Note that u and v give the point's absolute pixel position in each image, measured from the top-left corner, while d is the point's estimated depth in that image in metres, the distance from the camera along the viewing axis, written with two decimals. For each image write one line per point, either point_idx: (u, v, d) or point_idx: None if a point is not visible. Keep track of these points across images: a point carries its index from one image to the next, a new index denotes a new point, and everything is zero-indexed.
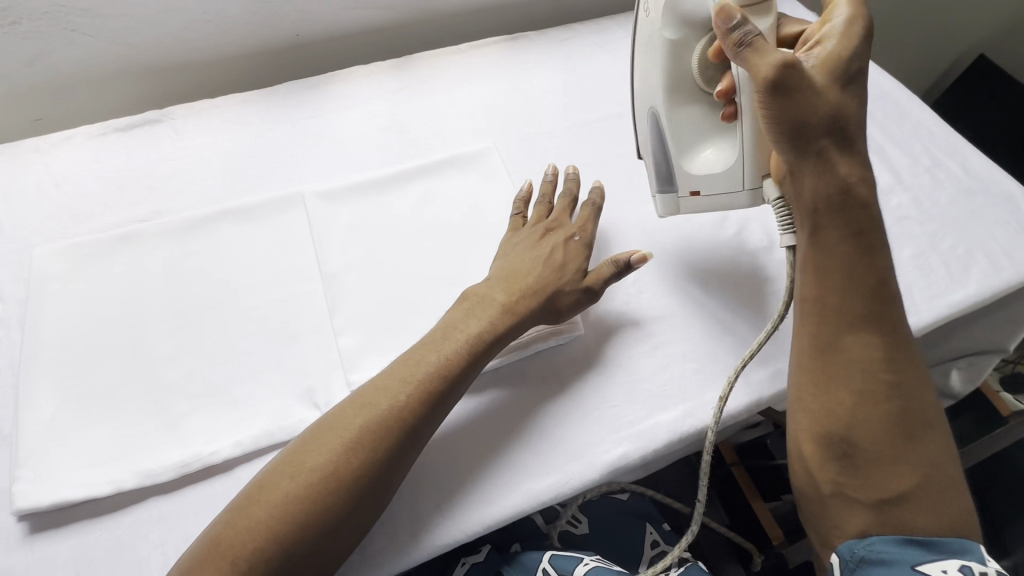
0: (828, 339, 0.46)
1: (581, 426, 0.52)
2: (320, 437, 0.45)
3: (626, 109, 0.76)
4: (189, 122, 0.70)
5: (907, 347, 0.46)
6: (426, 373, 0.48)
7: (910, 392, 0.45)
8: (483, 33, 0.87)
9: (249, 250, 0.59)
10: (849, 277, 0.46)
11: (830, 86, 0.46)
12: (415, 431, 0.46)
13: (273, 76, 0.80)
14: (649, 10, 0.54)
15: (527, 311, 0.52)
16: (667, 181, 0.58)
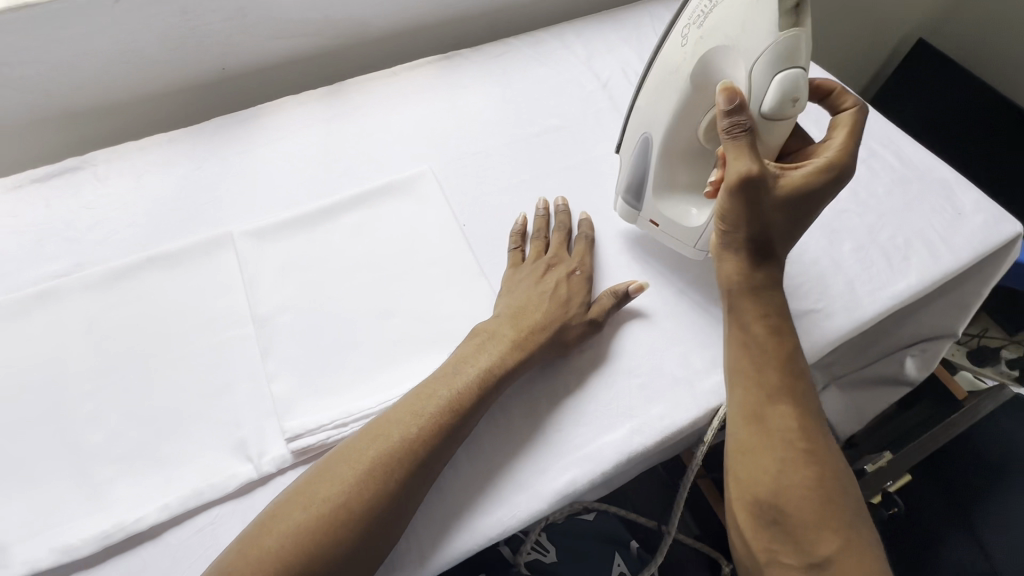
0: (750, 409, 0.46)
1: (586, 431, 0.51)
2: (332, 469, 0.44)
3: (564, 121, 0.75)
4: (111, 166, 0.67)
5: (820, 419, 0.47)
6: (436, 408, 0.47)
7: (827, 460, 0.45)
8: (417, 53, 0.86)
9: (176, 298, 0.57)
10: (762, 354, 0.47)
11: (780, 212, 0.48)
12: (426, 463, 0.45)
13: (202, 111, 0.78)
14: (687, 38, 0.50)
15: (536, 348, 0.51)
16: (636, 196, 0.59)
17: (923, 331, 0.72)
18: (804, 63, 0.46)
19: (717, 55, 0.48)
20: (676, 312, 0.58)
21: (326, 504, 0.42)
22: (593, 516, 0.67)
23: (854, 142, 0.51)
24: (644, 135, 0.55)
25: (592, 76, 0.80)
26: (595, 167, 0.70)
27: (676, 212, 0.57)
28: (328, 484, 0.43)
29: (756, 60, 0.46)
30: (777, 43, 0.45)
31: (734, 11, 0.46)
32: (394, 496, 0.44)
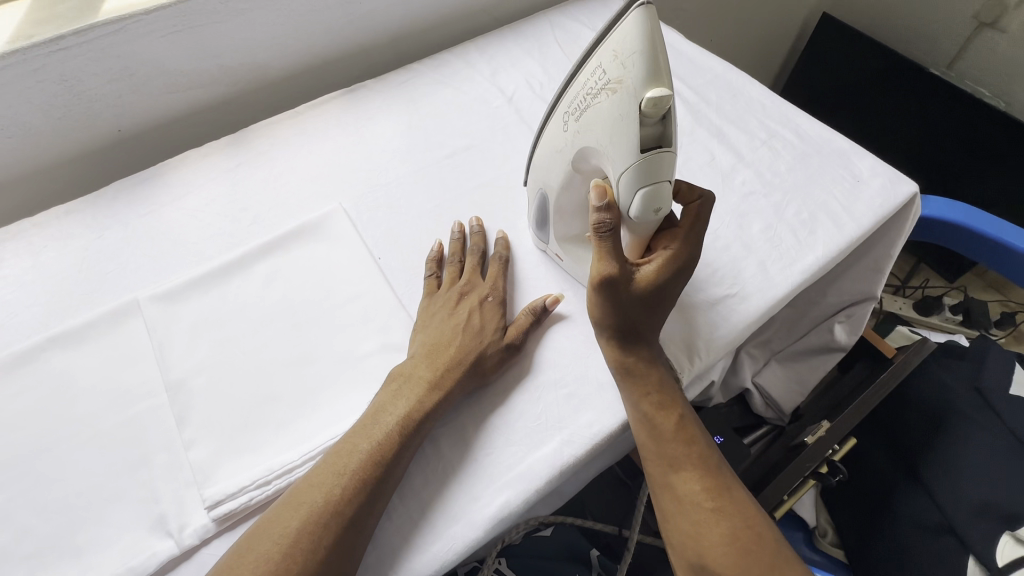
0: (660, 480, 0.51)
1: (515, 450, 0.51)
2: (255, 546, 0.43)
3: (473, 140, 0.75)
4: (5, 246, 0.64)
5: (723, 473, 0.52)
6: (358, 462, 0.47)
7: (737, 513, 0.50)
8: (323, 89, 0.86)
9: (83, 376, 0.55)
10: (657, 430, 0.51)
11: (638, 302, 0.50)
12: (358, 523, 0.45)
13: (104, 174, 0.76)
14: (569, 123, 0.47)
15: (455, 382, 0.51)
16: (542, 229, 0.59)
17: (844, 296, 0.74)
18: (670, 175, 0.43)
19: (591, 150, 0.45)
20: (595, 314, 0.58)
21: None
22: (551, 530, 0.66)
23: (700, 232, 0.52)
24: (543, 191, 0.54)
25: (497, 92, 0.81)
26: (507, 182, 0.70)
27: (581, 254, 0.57)
28: (251, 565, 0.42)
29: (619, 175, 0.43)
30: (637, 166, 0.42)
31: (602, 118, 0.42)
32: (323, 561, 0.43)
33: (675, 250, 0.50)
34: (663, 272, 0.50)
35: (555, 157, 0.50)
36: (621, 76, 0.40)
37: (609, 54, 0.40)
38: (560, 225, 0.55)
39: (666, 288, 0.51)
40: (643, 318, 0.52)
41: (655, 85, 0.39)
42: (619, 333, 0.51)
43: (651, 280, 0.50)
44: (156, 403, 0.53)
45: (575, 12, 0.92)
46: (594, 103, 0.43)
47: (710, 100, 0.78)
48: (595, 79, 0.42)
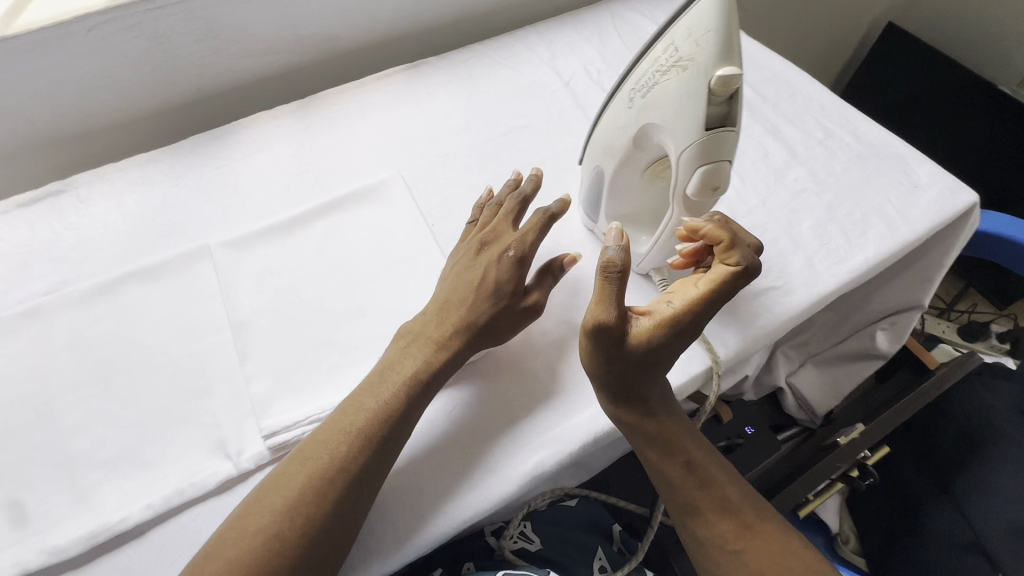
0: (681, 522, 0.53)
1: (529, 424, 0.53)
2: (265, 497, 0.45)
3: (527, 121, 0.77)
4: (93, 187, 0.69)
5: (745, 509, 0.53)
6: (363, 420, 0.48)
7: (761, 550, 0.51)
8: (387, 63, 0.89)
9: (156, 309, 0.59)
10: (665, 476, 0.53)
11: (630, 360, 0.47)
12: (361, 479, 0.46)
13: (179, 130, 0.81)
14: (631, 101, 0.48)
15: (460, 345, 0.52)
16: (592, 210, 0.61)
17: (888, 303, 0.73)
18: (730, 155, 0.44)
19: (654, 127, 0.46)
20: (641, 291, 0.59)
21: (259, 534, 0.43)
22: (576, 502, 0.68)
23: (716, 304, 0.47)
24: (598, 169, 0.55)
25: (555, 76, 0.82)
26: (559, 163, 0.72)
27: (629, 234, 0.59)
28: (257, 515, 0.44)
29: (682, 151, 0.44)
30: (701, 141, 0.43)
31: (670, 95, 0.44)
32: (326, 518, 0.44)
33: (679, 311, 0.47)
34: (662, 333, 0.47)
35: (614, 135, 0.51)
36: (694, 54, 0.41)
37: (681, 33, 0.42)
38: (611, 204, 0.57)
39: (663, 350, 0.47)
40: (643, 374, 0.49)
41: (725, 65, 0.40)
42: (614, 390, 0.49)
43: (647, 340, 0.47)
44: (219, 340, 0.57)
45: (636, 3, 0.93)
46: (662, 80, 0.44)
47: (767, 97, 0.78)
48: (665, 57, 0.44)
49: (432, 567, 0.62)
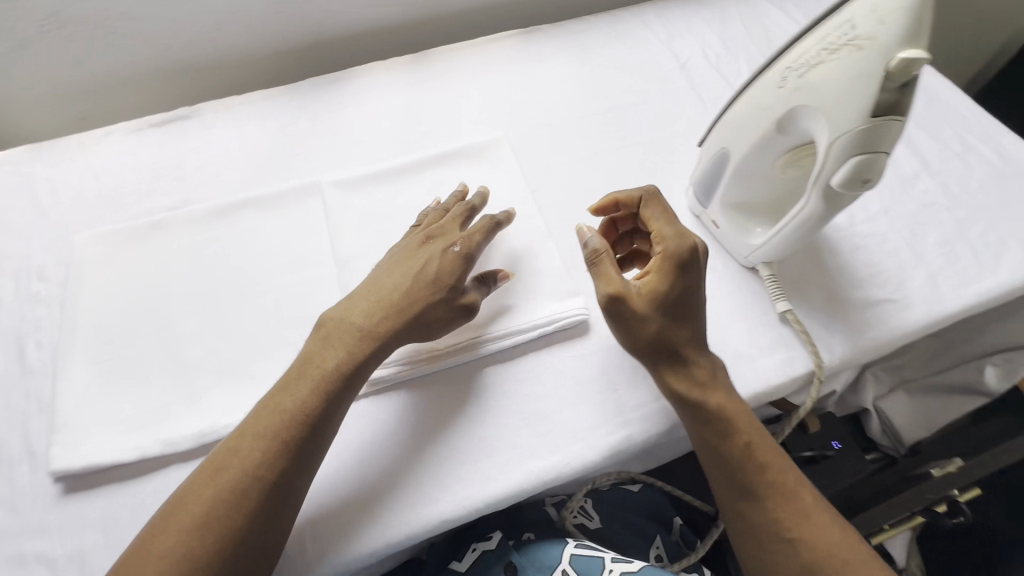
0: (730, 512, 0.48)
1: (558, 417, 0.51)
2: (175, 513, 0.41)
3: (639, 99, 0.75)
4: (218, 116, 0.73)
5: (806, 499, 0.47)
6: (282, 420, 0.44)
7: (823, 546, 0.45)
8: (498, 26, 0.88)
9: (268, 237, 0.62)
10: (719, 456, 0.48)
11: (656, 314, 0.48)
12: (283, 485, 0.43)
13: (292, 73, 0.82)
14: (784, 82, 0.46)
15: (391, 333, 0.49)
16: (707, 195, 0.60)
17: (1004, 338, 0.69)
18: (888, 147, 0.42)
19: (806, 111, 0.44)
20: (746, 284, 0.58)
21: (171, 552, 0.40)
22: (639, 488, 0.68)
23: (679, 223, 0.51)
24: (724, 151, 0.54)
25: (671, 56, 0.79)
26: (668, 145, 0.70)
27: (743, 224, 0.57)
28: (165, 536, 0.40)
29: (837, 136, 0.42)
30: (865, 126, 0.40)
31: (836, 75, 0.42)
32: (248, 531, 0.41)
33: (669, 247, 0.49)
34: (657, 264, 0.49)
35: (755, 116, 0.49)
36: (875, 33, 0.39)
37: (863, 11, 0.40)
38: (730, 186, 0.56)
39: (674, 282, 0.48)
40: (668, 334, 0.48)
41: (909, 48, 0.38)
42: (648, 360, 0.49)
43: (648, 284, 0.49)
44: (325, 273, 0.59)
45: None
46: (828, 60, 0.42)
47: None
48: (836, 34, 0.42)
49: (491, 529, 0.61)
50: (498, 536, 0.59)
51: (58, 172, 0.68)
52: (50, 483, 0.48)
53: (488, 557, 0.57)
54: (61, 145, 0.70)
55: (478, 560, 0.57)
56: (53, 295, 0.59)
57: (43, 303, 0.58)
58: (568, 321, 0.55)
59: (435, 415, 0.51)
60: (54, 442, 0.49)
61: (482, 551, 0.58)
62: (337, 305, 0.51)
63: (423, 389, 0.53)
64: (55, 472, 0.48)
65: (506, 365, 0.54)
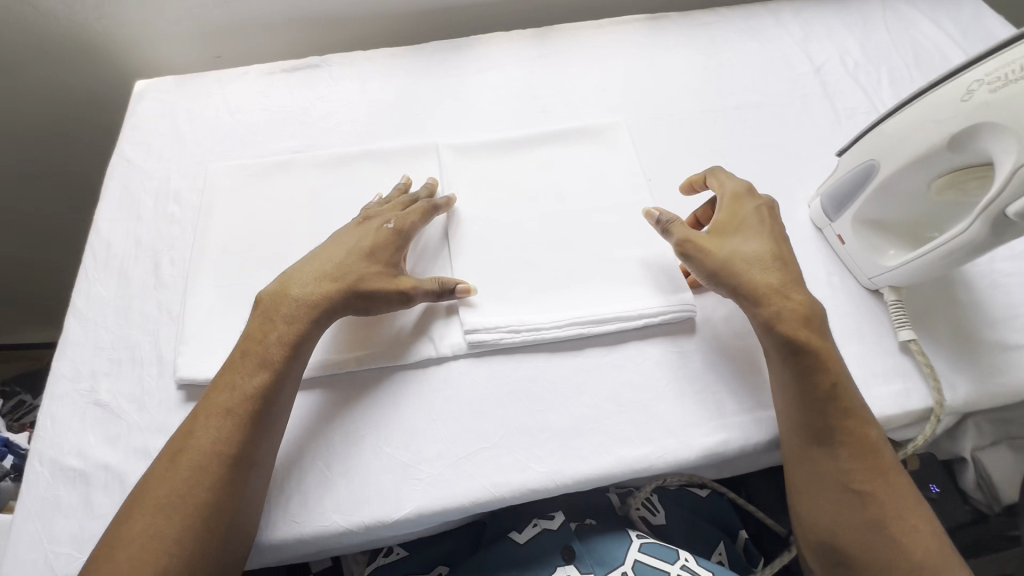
0: (797, 452, 0.48)
1: (656, 409, 0.51)
2: (140, 500, 0.42)
3: (766, 100, 0.71)
4: (345, 69, 0.75)
5: (881, 455, 0.46)
6: (235, 399, 0.45)
7: (889, 500, 0.45)
8: (623, 10, 0.87)
9: (382, 192, 0.64)
10: (805, 393, 0.47)
11: (722, 244, 0.52)
12: (243, 456, 0.44)
13: (415, 35, 0.83)
14: (968, 96, 0.44)
15: (328, 300, 0.50)
16: (835, 209, 0.57)
17: None
18: None
19: (993, 128, 0.43)
20: (868, 307, 0.55)
21: (143, 530, 0.40)
22: (707, 493, 0.64)
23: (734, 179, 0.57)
24: (869, 163, 0.52)
25: (805, 59, 0.75)
26: (794, 151, 0.67)
27: (874, 243, 0.54)
28: (134, 525, 0.41)
29: None
30: None
31: None
32: (219, 504, 0.42)
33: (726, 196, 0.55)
34: (723, 207, 0.55)
35: (925, 128, 0.47)
36: None
37: None
38: (866, 203, 0.53)
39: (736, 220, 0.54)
40: (744, 267, 0.51)
41: None
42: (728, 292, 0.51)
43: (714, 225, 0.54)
44: (433, 230, 0.60)
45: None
46: None
47: None
48: None
49: (552, 508, 0.59)
50: (561, 518, 0.56)
51: (197, 105, 0.72)
52: (175, 389, 0.52)
53: (548, 536, 0.55)
54: (202, 80, 0.74)
55: (538, 537, 0.55)
56: (185, 219, 0.63)
57: (177, 225, 0.63)
58: (670, 315, 0.54)
59: (532, 387, 0.52)
60: (182, 352, 0.53)
61: (542, 528, 0.56)
62: (275, 282, 0.51)
63: (522, 360, 0.53)
64: (182, 380, 0.52)
65: (605, 350, 0.54)
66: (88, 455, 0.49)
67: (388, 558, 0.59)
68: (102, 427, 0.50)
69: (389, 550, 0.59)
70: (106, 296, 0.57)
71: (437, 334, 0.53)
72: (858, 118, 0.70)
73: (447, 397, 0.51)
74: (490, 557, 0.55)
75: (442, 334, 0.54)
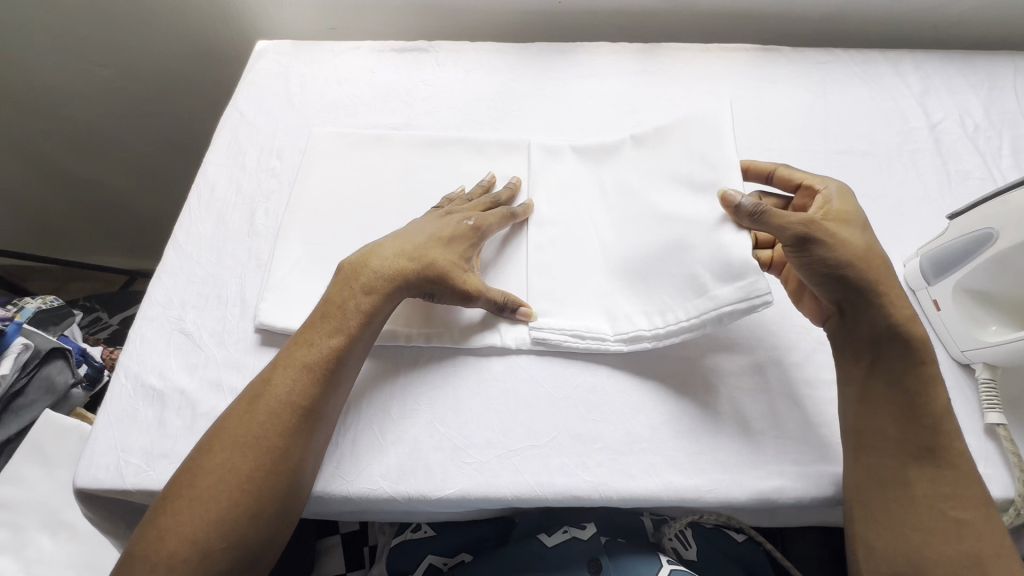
0: (888, 472, 0.45)
1: (714, 443, 0.50)
2: (220, 435, 0.44)
3: (872, 149, 0.69)
4: (452, 56, 0.77)
5: (979, 485, 0.44)
6: (312, 357, 0.47)
7: (986, 534, 0.43)
8: (730, 38, 0.85)
9: (471, 179, 0.65)
10: (914, 410, 0.45)
11: (851, 233, 0.47)
12: (314, 411, 0.46)
13: (522, 33, 0.85)
14: None
15: (404, 280, 0.50)
16: (934, 272, 0.55)
17: None
18: None
19: None
20: (955, 380, 0.52)
21: (221, 466, 0.43)
22: (743, 538, 0.61)
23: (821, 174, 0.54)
24: (986, 230, 0.49)
25: (921, 114, 0.72)
26: (895, 206, 0.64)
27: (975, 313, 0.51)
28: (214, 457, 0.43)
29: None
30: None
31: None
32: (286, 450, 0.44)
33: (833, 188, 0.51)
34: (833, 197, 0.50)
35: None
36: None
37: None
38: (974, 271, 0.51)
39: (853, 213, 0.49)
40: (876, 261, 0.47)
41: None
42: (850, 286, 0.46)
43: (826, 216, 0.49)
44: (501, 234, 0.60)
45: None
46: None
47: None
48: None
49: (584, 518, 0.58)
50: (593, 529, 0.56)
51: (310, 71, 0.76)
52: (253, 331, 0.55)
53: (577, 544, 0.55)
54: (317, 48, 0.78)
55: (567, 543, 0.55)
56: (285, 175, 0.66)
57: (277, 179, 0.66)
58: (727, 310, 0.49)
59: (590, 395, 0.52)
60: (265, 298, 0.56)
61: (573, 536, 0.56)
62: (356, 252, 0.52)
63: (584, 366, 0.53)
64: (261, 324, 0.54)
65: (669, 372, 0.53)
66: (168, 377, 0.52)
67: (416, 534, 0.60)
68: (183, 354, 0.54)
69: (417, 527, 0.60)
70: (204, 234, 0.61)
71: (501, 326, 0.54)
72: (971, 184, 0.66)
73: (505, 388, 0.52)
74: (518, 552, 0.55)
75: (507, 326, 0.54)
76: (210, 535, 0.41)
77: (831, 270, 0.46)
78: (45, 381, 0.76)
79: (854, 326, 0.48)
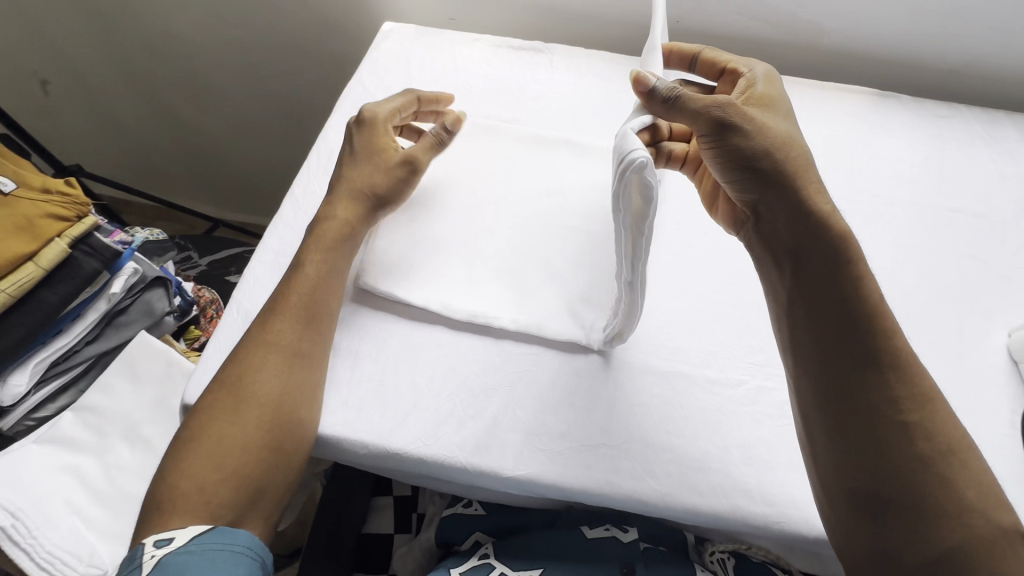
0: (840, 383, 0.44)
1: (788, 477, 0.50)
2: (217, 385, 0.49)
3: (986, 211, 0.67)
4: (565, 60, 0.80)
5: (920, 376, 0.44)
6: (295, 300, 0.53)
7: (937, 431, 0.42)
8: (845, 79, 0.84)
9: (570, 179, 0.67)
10: (852, 315, 0.45)
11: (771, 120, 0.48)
12: (299, 350, 0.51)
13: (634, 46, 0.86)
14: None
15: (357, 208, 0.58)
16: None
17: None
18: None
19: None
20: None
21: (217, 415, 0.48)
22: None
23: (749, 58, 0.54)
24: None
25: None
26: (1005, 272, 0.62)
27: None
28: (213, 410, 0.48)
29: None
30: None
31: None
32: (274, 390, 0.49)
33: (762, 72, 0.52)
34: (757, 82, 0.51)
35: None
36: None
37: None
38: None
39: (775, 99, 0.50)
40: (794, 152, 0.47)
41: None
42: (765, 180, 0.46)
43: (749, 100, 0.49)
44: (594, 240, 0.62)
45: None
46: None
47: None
48: None
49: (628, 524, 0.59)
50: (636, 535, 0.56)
51: (430, 56, 0.80)
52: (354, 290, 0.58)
53: (616, 545, 0.55)
54: (439, 36, 0.82)
55: (608, 541, 0.56)
56: None
57: None
58: (616, 193, 0.44)
59: (667, 408, 0.52)
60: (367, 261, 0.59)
61: (614, 535, 0.56)
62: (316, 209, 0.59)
63: (664, 378, 0.54)
64: (364, 284, 0.58)
65: (748, 400, 0.53)
66: None
67: (466, 510, 0.62)
68: None
69: (469, 503, 0.63)
70: (317, 192, 0.65)
71: (588, 324, 0.56)
72: None
73: (571, 382, 0.54)
74: (560, 539, 0.56)
75: (591, 324, 0.56)
76: (210, 475, 0.46)
77: (743, 156, 0.46)
78: (144, 305, 0.80)
79: (768, 228, 0.48)
